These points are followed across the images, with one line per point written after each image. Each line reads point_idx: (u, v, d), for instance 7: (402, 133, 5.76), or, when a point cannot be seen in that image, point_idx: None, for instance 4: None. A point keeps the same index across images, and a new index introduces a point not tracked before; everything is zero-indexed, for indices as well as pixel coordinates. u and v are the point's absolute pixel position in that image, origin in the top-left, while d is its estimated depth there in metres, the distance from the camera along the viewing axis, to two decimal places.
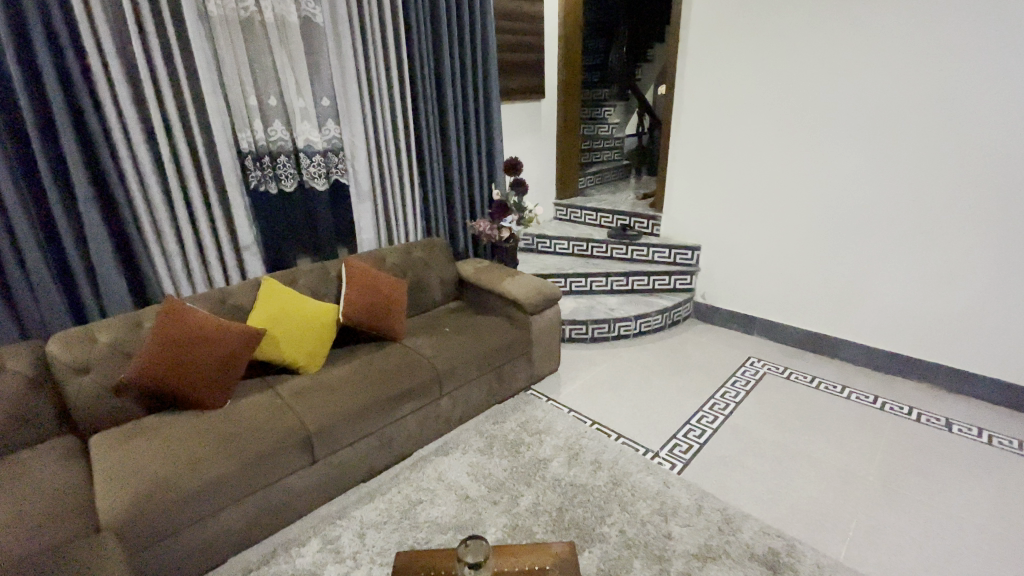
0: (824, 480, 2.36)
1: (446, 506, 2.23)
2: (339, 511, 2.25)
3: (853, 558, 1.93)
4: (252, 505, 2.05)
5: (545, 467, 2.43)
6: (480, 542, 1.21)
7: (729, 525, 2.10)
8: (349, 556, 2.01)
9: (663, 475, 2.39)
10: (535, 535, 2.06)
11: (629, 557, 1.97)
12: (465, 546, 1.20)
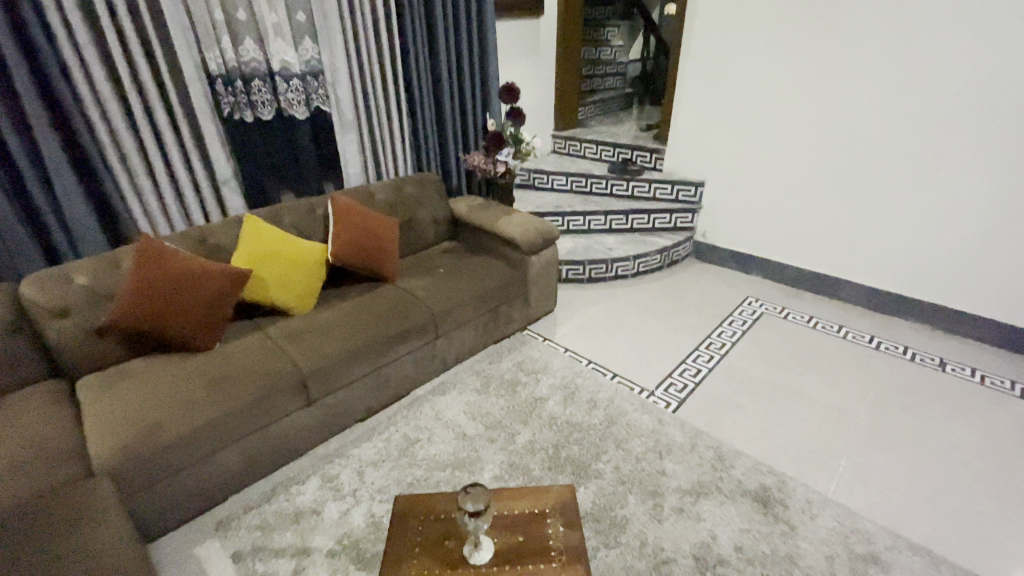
0: (817, 418, 2.39)
1: (443, 444, 2.24)
2: (337, 450, 2.27)
3: (841, 493, 1.99)
4: (250, 446, 2.04)
5: (542, 406, 2.43)
6: (481, 488, 1.19)
7: (722, 462, 2.13)
8: (350, 493, 2.04)
9: (658, 413, 2.39)
10: (532, 473, 2.09)
11: (623, 493, 2.01)
12: (466, 493, 1.18)
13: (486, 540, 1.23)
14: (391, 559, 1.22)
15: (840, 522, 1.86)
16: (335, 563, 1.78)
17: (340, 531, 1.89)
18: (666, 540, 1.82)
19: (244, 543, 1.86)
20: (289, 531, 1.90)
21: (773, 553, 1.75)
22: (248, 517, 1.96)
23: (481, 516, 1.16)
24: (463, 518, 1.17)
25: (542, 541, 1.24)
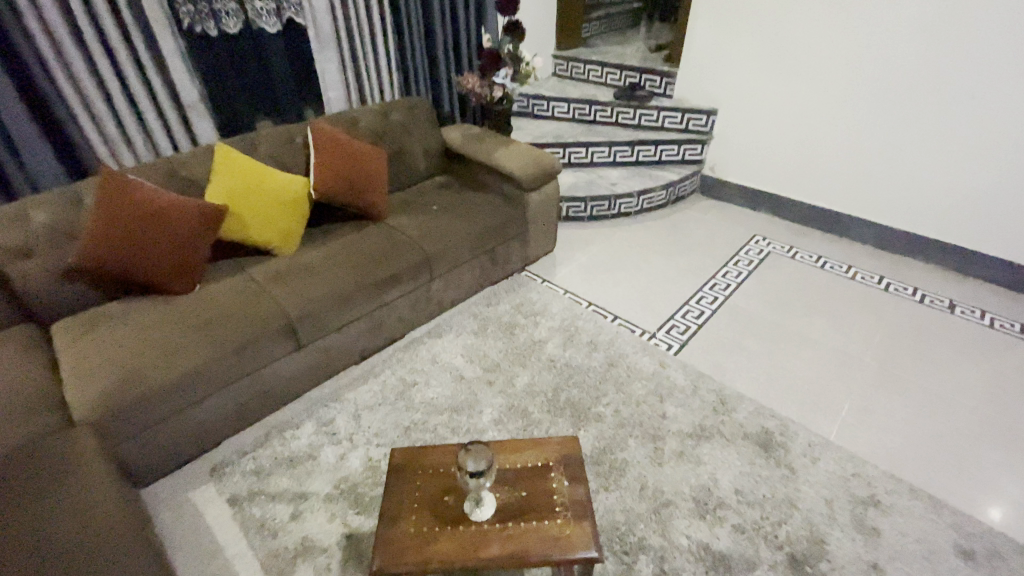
0: (822, 362, 2.34)
1: (441, 388, 2.18)
2: (332, 394, 2.20)
3: (843, 437, 1.98)
4: (239, 393, 1.96)
5: (542, 349, 2.35)
6: (483, 446, 1.13)
7: (724, 405, 2.08)
8: (346, 437, 2.00)
9: (660, 356, 2.32)
10: (531, 416, 2.04)
11: (623, 436, 1.96)
12: (467, 451, 1.12)
13: (488, 496, 1.17)
14: (388, 515, 1.15)
15: (841, 465, 1.85)
16: (333, 507, 1.75)
17: (337, 476, 1.86)
18: (667, 483, 1.79)
19: (240, 489, 1.83)
20: (286, 476, 1.86)
21: (774, 496, 1.74)
22: (243, 462, 1.92)
23: (483, 475, 1.10)
24: (465, 477, 1.11)
25: (547, 497, 1.18)
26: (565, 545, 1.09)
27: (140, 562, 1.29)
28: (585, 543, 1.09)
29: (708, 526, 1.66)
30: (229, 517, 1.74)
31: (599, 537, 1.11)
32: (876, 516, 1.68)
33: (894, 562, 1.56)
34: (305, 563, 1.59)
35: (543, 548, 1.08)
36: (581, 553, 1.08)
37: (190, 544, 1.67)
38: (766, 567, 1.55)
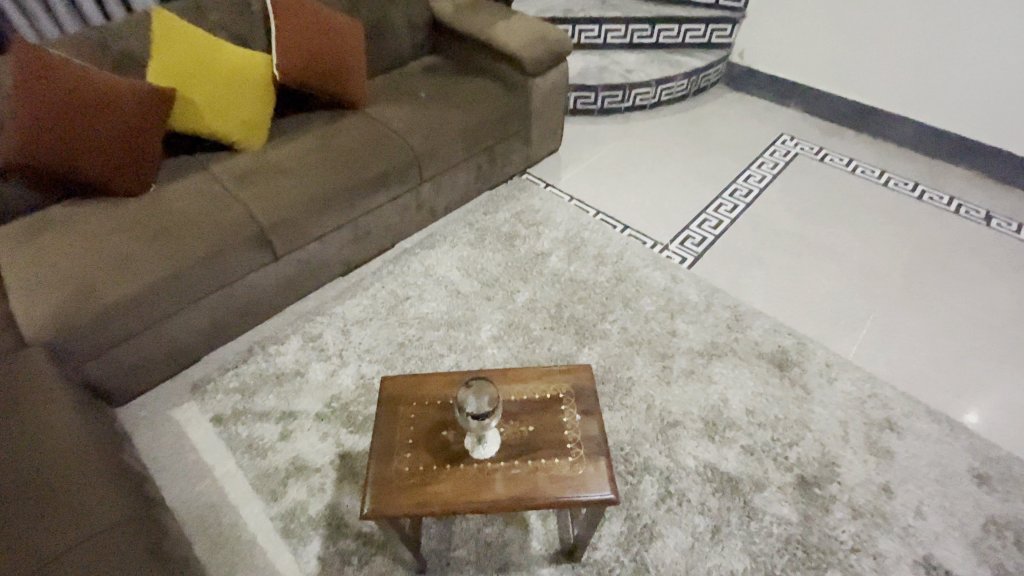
0: (845, 277, 2.18)
1: (435, 303, 2.01)
2: (317, 307, 2.02)
3: (861, 356, 1.87)
4: (213, 308, 1.78)
5: (544, 262, 2.15)
6: (485, 384, 1.00)
7: (739, 322, 1.94)
8: (334, 354, 1.86)
9: (673, 270, 2.13)
10: (532, 334, 1.89)
11: (630, 355, 1.83)
12: (466, 390, 0.99)
13: (491, 434, 1.04)
14: (379, 455, 1.03)
15: (859, 387, 1.76)
16: (325, 426, 1.66)
17: (327, 394, 1.75)
18: (674, 404, 1.70)
19: (224, 408, 1.72)
20: (272, 395, 1.75)
21: (787, 418, 1.67)
22: (225, 380, 1.80)
23: (485, 415, 0.97)
24: (464, 418, 0.98)
25: (556, 433, 1.05)
26: (576, 486, 0.98)
27: (112, 499, 1.21)
28: (599, 484, 0.98)
29: (717, 447, 1.59)
30: (215, 437, 1.66)
31: (615, 476, 1.00)
32: (891, 439, 1.62)
33: (905, 484, 1.52)
34: (297, 483, 1.53)
35: (552, 490, 0.97)
36: (594, 495, 0.97)
37: (175, 463, 1.60)
38: (775, 489, 1.50)
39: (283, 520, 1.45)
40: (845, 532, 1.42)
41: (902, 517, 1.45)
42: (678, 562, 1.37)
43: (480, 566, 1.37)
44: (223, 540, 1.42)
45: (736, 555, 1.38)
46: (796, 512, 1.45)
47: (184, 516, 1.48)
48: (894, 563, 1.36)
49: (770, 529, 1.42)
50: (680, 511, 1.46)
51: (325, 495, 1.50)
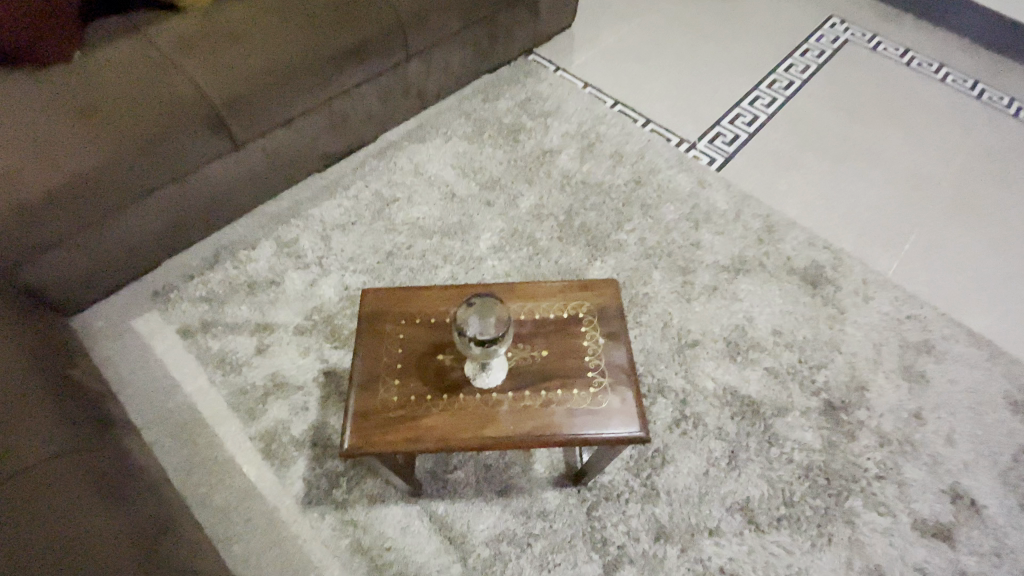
0: (891, 186, 1.93)
1: (428, 206, 1.76)
2: (291, 208, 1.77)
3: (901, 274, 1.69)
4: (165, 206, 1.52)
5: (552, 161, 1.87)
6: (491, 302, 0.83)
7: (770, 235, 1.73)
8: (313, 261, 1.64)
9: (699, 173, 1.86)
10: (537, 244, 1.67)
11: (648, 269, 1.63)
12: (466, 310, 0.82)
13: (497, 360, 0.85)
14: (360, 383, 0.86)
15: (896, 308, 1.60)
16: (306, 341, 1.49)
17: (307, 305, 1.55)
18: (694, 322, 1.53)
19: (192, 319, 1.54)
20: (245, 305, 1.56)
21: (817, 339, 1.52)
22: (191, 289, 1.60)
23: (489, 339, 0.79)
24: (464, 344, 0.80)
25: (577, 360, 0.87)
26: (600, 421, 0.82)
27: (49, 432, 1.07)
28: (628, 420, 0.82)
29: (738, 369, 1.45)
30: (183, 350, 1.49)
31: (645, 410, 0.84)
32: (926, 363, 1.49)
33: (937, 412, 1.41)
34: (277, 401, 1.39)
35: (573, 425, 0.81)
36: (622, 432, 0.81)
37: (141, 379, 1.44)
38: (799, 414, 1.38)
39: (263, 441, 1.33)
40: (870, 460, 1.32)
41: (931, 445, 1.35)
42: (691, 488, 1.27)
43: (479, 490, 1.27)
44: (198, 460, 1.31)
45: (753, 482, 1.29)
46: (819, 439, 1.35)
47: (154, 435, 1.35)
48: (919, 492, 1.28)
49: (791, 455, 1.32)
50: (695, 436, 1.34)
51: (308, 415, 1.36)
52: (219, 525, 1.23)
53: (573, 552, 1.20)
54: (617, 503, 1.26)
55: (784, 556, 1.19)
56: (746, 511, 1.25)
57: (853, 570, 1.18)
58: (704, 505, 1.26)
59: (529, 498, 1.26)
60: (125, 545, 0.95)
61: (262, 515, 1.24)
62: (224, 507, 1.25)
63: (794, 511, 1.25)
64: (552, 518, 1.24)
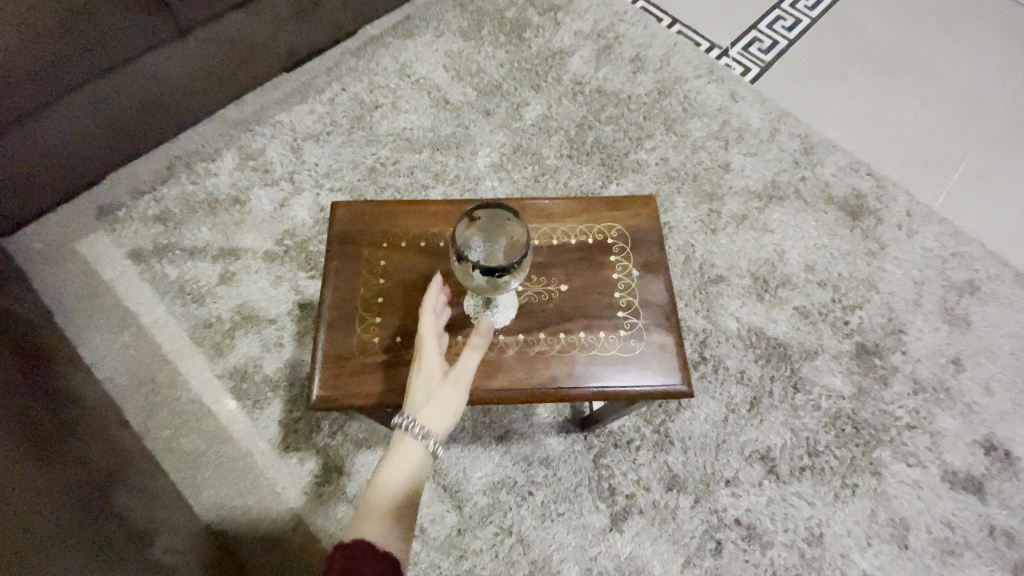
0: (946, 106, 1.66)
1: (416, 116, 1.51)
2: (256, 113, 1.50)
3: (948, 206, 1.49)
4: (101, 106, 1.25)
5: (563, 65, 1.60)
6: (504, 219, 0.66)
7: (808, 158, 1.52)
8: (284, 177, 1.41)
9: (732, 84, 1.61)
10: (544, 163, 1.45)
11: (669, 194, 1.43)
12: (470, 228, 0.66)
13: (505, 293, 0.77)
14: (334, 322, 0.79)
15: (942, 243, 1.43)
16: (278, 269, 1.30)
17: (278, 228, 1.35)
18: (719, 255, 1.36)
19: (144, 242, 1.34)
20: (205, 227, 1.35)
21: (852, 277, 1.36)
22: (141, 207, 1.38)
23: (501, 268, 0.62)
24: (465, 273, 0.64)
25: (605, 296, 0.81)
26: (634, 367, 0.77)
27: None
28: (666, 368, 0.76)
29: (765, 308, 1.31)
30: (136, 277, 1.30)
31: (685, 356, 0.78)
32: (970, 305, 1.35)
33: (977, 357, 1.29)
34: (247, 336, 1.23)
35: (601, 373, 0.76)
36: (660, 383, 0.76)
37: (89, 308, 1.26)
38: (828, 357, 1.26)
39: (233, 379, 1.18)
40: (902, 408, 1.22)
41: (968, 393, 1.24)
42: (708, 436, 1.16)
43: (476, 435, 1.15)
44: (159, 400, 1.16)
45: (775, 430, 1.18)
46: (849, 384, 1.23)
47: (107, 372, 1.19)
48: (951, 442, 1.19)
49: (818, 402, 1.21)
50: (714, 380, 1.22)
51: (282, 352, 1.21)
52: (187, 470, 1.10)
53: (578, 501, 1.10)
54: (627, 450, 1.15)
55: (804, 508, 1.11)
56: (767, 461, 1.15)
57: (876, 523, 1.11)
58: (721, 454, 1.15)
59: (531, 444, 1.15)
60: (59, 497, 0.76)
61: (235, 460, 1.11)
62: (191, 451, 1.12)
63: (817, 462, 1.15)
64: (556, 465, 1.13)
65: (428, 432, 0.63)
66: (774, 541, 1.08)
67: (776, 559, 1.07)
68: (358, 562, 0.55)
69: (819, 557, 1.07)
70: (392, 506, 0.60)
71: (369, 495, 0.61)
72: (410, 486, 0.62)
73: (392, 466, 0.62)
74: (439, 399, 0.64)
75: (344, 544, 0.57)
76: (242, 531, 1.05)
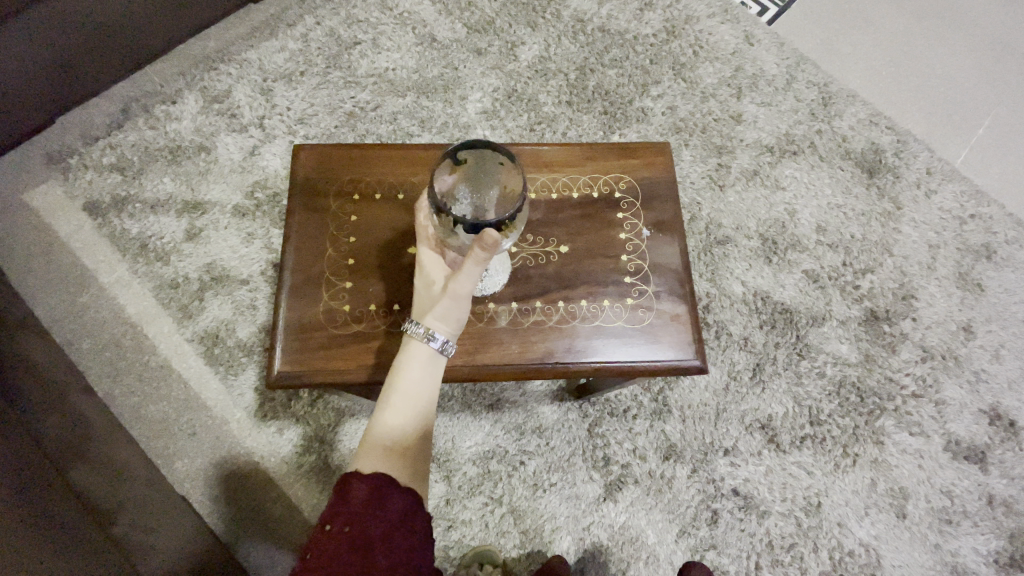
0: (975, 54, 1.53)
1: (400, 55, 1.36)
2: (220, 49, 1.34)
3: (971, 163, 1.40)
4: (38, 40, 1.05)
5: (562, 0, 1.44)
6: (497, 162, 0.56)
7: (826, 108, 1.40)
8: (253, 123, 1.28)
9: (748, 26, 1.47)
10: (541, 110, 1.32)
11: (676, 146, 1.32)
12: (454, 173, 0.56)
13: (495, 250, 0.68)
14: (297, 288, 0.71)
15: (961, 204, 1.34)
16: (249, 225, 1.19)
17: (249, 178, 1.23)
18: (726, 214, 1.27)
19: (101, 194, 1.22)
20: (167, 177, 1.23)
21: (865, 239, 1.28)
22: (95, 154, 1.24)
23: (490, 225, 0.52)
24: (445, 230, 0.55)
25: (611, 259, 0.73)
26: (642, 340, 0.70)
27: None
28: (678, 341, 0.69)
29: (773, 271, 1.23)
30: (93, 233, 1.19)
31: (700, 328, 0.71)
32: (985, 270, 1.28)
33: (988, 324, 1.23)
34: (217, 297, 1.14)
35: (604, 346, 0.69)
36: (670, 358, 0.69)
37: (42, 267, 1.15)
38: (835, 324, 1.20)
39: (204, 344, 1.10)
40: (908, 376, 1.17)
41: (977, 361, 1.20)
42: (708, 405, 1.12)
43: (466, 403, 1.09)
44: (125, 365, 1.08)
45: (778, 399, 1.13)
46: (855, 352, 1.18)
47: (67, 335, 1.10)
48: (956, 412, 1.15)
49: (823, 370, 1.16)
50: (716, 347, 1.16)
51: (256, 315, 1.12)
52: (158, 439, 1.04)
53: (571, 471, 1.06)
54: (623, 419, 1.10)
55: (803, 478, 1.08)
56: (768, 430, 1.11)
57: (875, 492, 1.08)
58: (720, 423, 1.11)
59: (523, 412, 1.09)
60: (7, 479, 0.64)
61: (209, 428, 1.05)
62: (162, 420, 1.05)
63: (819, 431, 1.11)
64: (548, 435, 1.08)
65: (434, 336, 0.54)
66: (771, 510, 1.05)
67: (772, 529, 1.04)
68: (383, 496, 0.49)
69: (816, 527, 1.05)
70: (412, 424, 0.53)
71: (382, 412, 0.53)
72: (429, 399, 0.55)
73: (406, 374, 0.54)
74: (441, 307, 0.54)
75: (362, 474, 0.50)
76: (220, 502, 1.01)
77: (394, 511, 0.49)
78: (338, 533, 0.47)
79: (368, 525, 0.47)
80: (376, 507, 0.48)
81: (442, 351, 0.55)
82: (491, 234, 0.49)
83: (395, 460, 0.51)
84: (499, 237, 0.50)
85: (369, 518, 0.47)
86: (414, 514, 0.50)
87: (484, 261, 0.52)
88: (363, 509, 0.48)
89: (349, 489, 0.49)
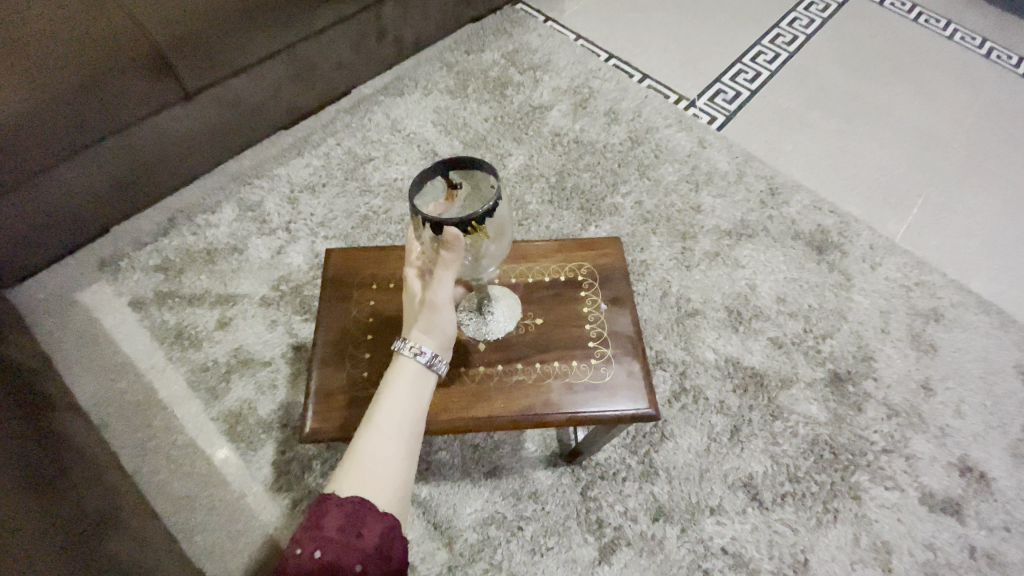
0: (900, 146, 1.78)
1: (407, 167, 1.61)
2: (256, 167, 1.60)
3: (909, 238, 1.59)
4: (102, 162, 1.32)
5: (543, 119, 1.73)
6: (478, 181, 0.69)
7: (774, 198, 1.62)
8: (280, 228, 1.49)
9: (700, 132, 1.74)
10: (528, 208, 1.54)
11: (645, 234, 1.52)
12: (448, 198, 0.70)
13: (504, 301, 0.87)
14: (326, 359, 0.85)
15: (904, 274, 1.51)
16: (273, 313, 1.36)
17: (274, 274, 1.42)
18: (694, 290, 1.43)
19: (144, 290, 1.39)
20: (204, 275, 1.42)
21: (823, 308, 1.43)
22: (142, 258, 1.44)
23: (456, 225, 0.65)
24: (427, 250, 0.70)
25: (578, 329, 0.87)
26: (603, 395, 0.82)
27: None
28: (632, 395, 0.82)
29: (741, 339, 1.37)
30: (135, 325, 1.35)
31: (652, 383, 0.84)
32: (935, 332, 1.42)
33: (946, 381, 1.34)
34: (242, 378, 1.27)
35: (570, 399, 0.81)
36: (626, 409, 0.81)
37: (86, 357, 1.30)
38: (804, 385, 1.31)
39: (227, 422, 1.21)
40: (877, 433, 1.26)
41: (939, 417, 1.29)
42: (692, 465, 1.20)
43: (466, 470, 1.18)
44: (154, 445, 1.19)
45: (756, 458, 1.21)
46: (825, 412, 1.28)
47: (104, 418, 1.22)
48: (927, 465, 1.22)
49: (796, 429, 1.25)
50: (696, 410, 1.26)
51: (276, 394, 1.25)
52: (179, 514, 1.11)
53: (567, 534, 1.12)
54: (613, 482, 1.17)
55: (788, 535, 1.13)
56: (750, 489, 1.18)
57: (860, 547, 1.13)
58: (705, 483, 1.18)
59: (519, 478, 1.17)
60: (67, 533, 0.76)
61: (227, 503, 1.13)
62: (185, 496, 1.13)
63: (799, 488, 1.18)
64: (545, 499, 1.15)
65: (419, 355, 0.68)
66: (761, 569, 1.10)
67: None
68: (357, 526, 0.58)
69: None
70: (394, 447, 0.64)
71: (368, 433, 0.64)
72: (409, 416, 0.66)
73: (396, 390, 0.67)
74: (423, 319, 0.70)
75: (340, 499, 0.60)
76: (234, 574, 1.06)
77: (367, 540, 0.58)
78: (309, 556, 0.57)
79: (336, 547, 0.57)
80: (349, 535, 0.58)
81: (428, 367, 0.69)
82: (452, 232, 0.63)
83: (375, 481, 0.62)
84: (460, 235, 0.64)
85: (342, 544, 0.57)
86: (384, 545, 0.59)
87: (452, 264, 0.67)
88: (338, 536, 0.57)
89: (329, 513, 0.59)
